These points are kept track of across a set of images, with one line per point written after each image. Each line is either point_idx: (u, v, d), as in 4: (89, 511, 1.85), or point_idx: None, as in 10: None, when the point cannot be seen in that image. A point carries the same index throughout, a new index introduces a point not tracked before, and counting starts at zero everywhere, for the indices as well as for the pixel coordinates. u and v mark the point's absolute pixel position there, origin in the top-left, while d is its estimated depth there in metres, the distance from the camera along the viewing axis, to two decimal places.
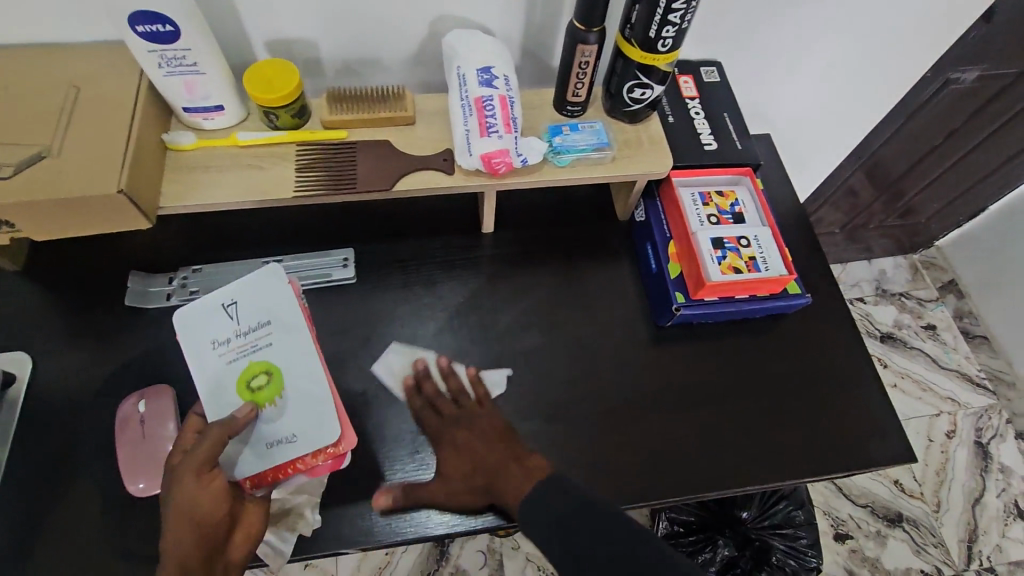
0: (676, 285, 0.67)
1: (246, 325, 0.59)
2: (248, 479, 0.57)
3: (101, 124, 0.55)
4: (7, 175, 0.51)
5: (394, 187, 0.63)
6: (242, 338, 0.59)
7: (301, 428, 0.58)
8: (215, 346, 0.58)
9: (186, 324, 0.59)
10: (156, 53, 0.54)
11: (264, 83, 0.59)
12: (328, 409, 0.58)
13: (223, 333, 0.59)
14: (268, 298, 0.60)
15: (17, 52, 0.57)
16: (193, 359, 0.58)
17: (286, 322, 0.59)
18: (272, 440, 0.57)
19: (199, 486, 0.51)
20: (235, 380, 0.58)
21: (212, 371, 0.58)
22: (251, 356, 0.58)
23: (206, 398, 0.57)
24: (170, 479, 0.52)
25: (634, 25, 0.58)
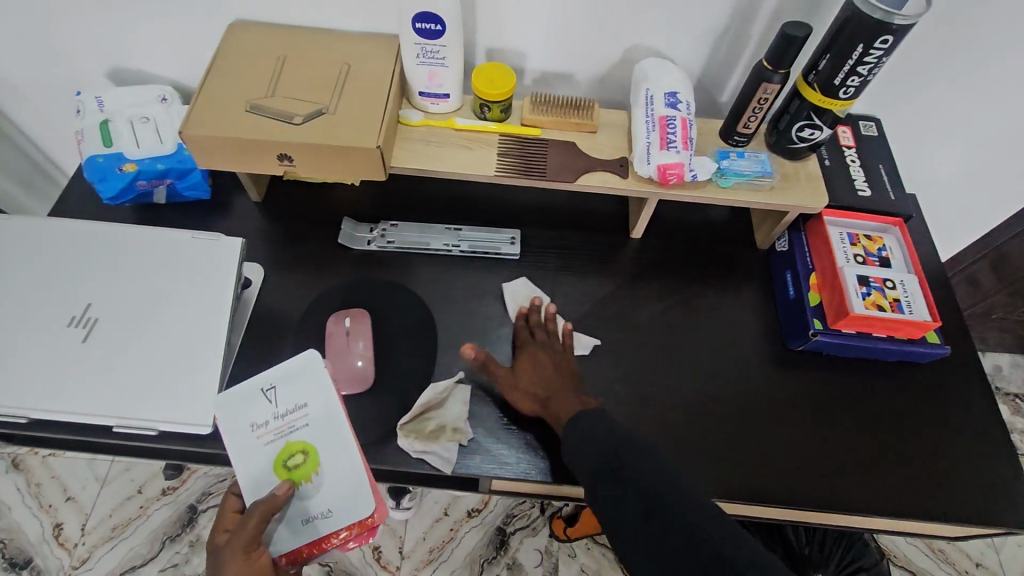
0: (815, 312, 0.72)
1: (284, 406, 0.61)
2: (283, 555, 0.59)
3: (366, 94, 0.69)
4: (297, 122, 0.66)
5: (576, 181, 0.72)
6: (279, 420, 0.61)
7: (336, 503, 0.60)
8: (252, 430, 0.60)
9: (223, 408, 0.60)
10: (420, 45, 0.67)
11: (488, 80, 0.71)
12: (362, 486, 0.61)
13: (260, 416, 0.61)
14: (306, 381, 0.62)
15: (310, 33, 0.73)
16: (232, 441, 0.60)
17: (323, 401, 0.62)
18: (306, 516, 0.59)
19: (248, 565, 0.55)
20: (272, 462, 0.60)
21: (251, 451, 0.60)
22: (288, 437, 0.60)
23: (245, 482, 0.59)
24: (219, 560, 0.55)
25: (820, 72, 0.65)
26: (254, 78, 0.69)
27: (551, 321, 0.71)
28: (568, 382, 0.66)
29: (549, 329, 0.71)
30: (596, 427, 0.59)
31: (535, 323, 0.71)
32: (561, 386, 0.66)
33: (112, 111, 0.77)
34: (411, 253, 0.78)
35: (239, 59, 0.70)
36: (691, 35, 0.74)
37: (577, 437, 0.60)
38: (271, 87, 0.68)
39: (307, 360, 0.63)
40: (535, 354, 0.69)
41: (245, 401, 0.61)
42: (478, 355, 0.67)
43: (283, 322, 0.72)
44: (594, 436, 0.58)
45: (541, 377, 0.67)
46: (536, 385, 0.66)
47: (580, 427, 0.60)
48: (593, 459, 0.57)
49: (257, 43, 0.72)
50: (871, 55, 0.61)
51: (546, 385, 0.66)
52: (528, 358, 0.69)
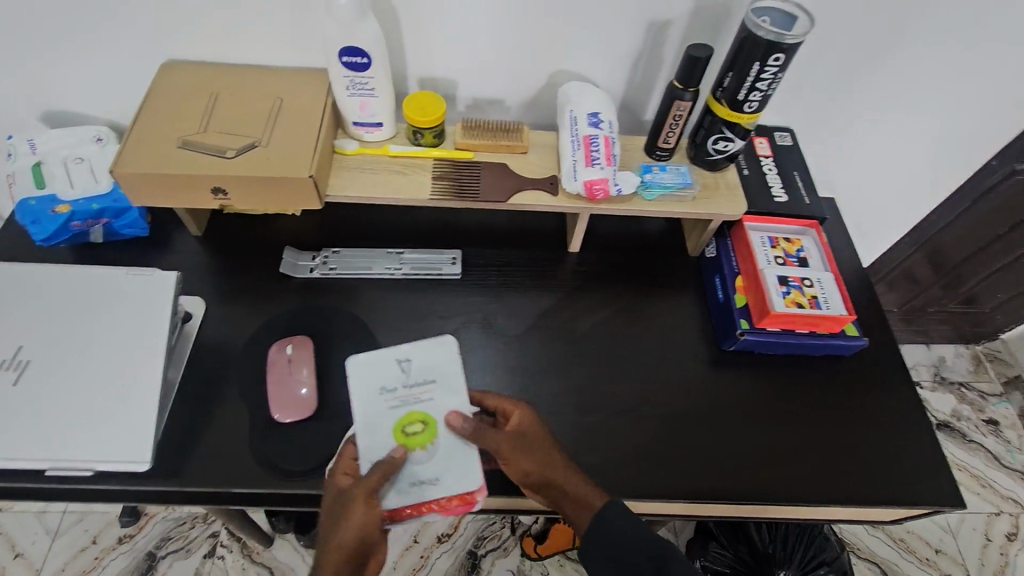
0: (741, 313, 0.76)
1: (414, 376, 0.64)
2: (389, 511, 0.59)
3: (298, 126, 0.71)
4: (230, 156, 0.67)
5: (508, 200, 0.75)
6: (409, 389, 0.63)
7: (444, 473, 0.60)
8: (383, 393, 0.63)
9: (360, 368, 0.63)
10: (348, 77, 0.70)
11: (419, 108, 0.74)
12: (472, 462, 0.61)
13: (391, 381, 0.63)
14: (436, 359, 0.65)
15: (242, 70, 0.76)
16: (360, 400, 0.62)
17: (448, 377, 0.64)
18: (416, 479, 0.60)
19: (367, 514, 0.56)
20: (393, 424, 0.61)
21: (375, 411, 0.62)
22: (412, 405, 0.63)
23: (363, 437, 0.61)
24: (344, 501, 0.57)
25: (725, 89, 0.70)
26: (185, 115, 0.70)
27: (524, 405, 0.65)
28: (570, 464, 0.64)
29: (527, 412, 0.64)
30: (624, 527, 0.61)
31: (512, 409, 0.64)
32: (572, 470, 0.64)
33: (45, 153, 0.77)
34: (353, 278, 0.79)
35: (169, 97, 0.72)
36: (609, 58, 0.79)
37: (599, 543, 0.61)
38: (203, 122, 0.70)
39: (444, 342, 0.66)
40: (534, 444, 0.63)
41: (379, 367, 0.64)
42: (462, 419, 0.61)
43: (224, 353, 0.72)
44: (621, 536, 0.61)
45: (551, 466, 0.63)
46: (548, 475, 0.62)
47: (608, 522, 0.61)
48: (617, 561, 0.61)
49: (189, 81, 0.73)
50: (767, 72, 0.66)
51: (557, 478, 0.63)
52: (524, 453, 0.62)
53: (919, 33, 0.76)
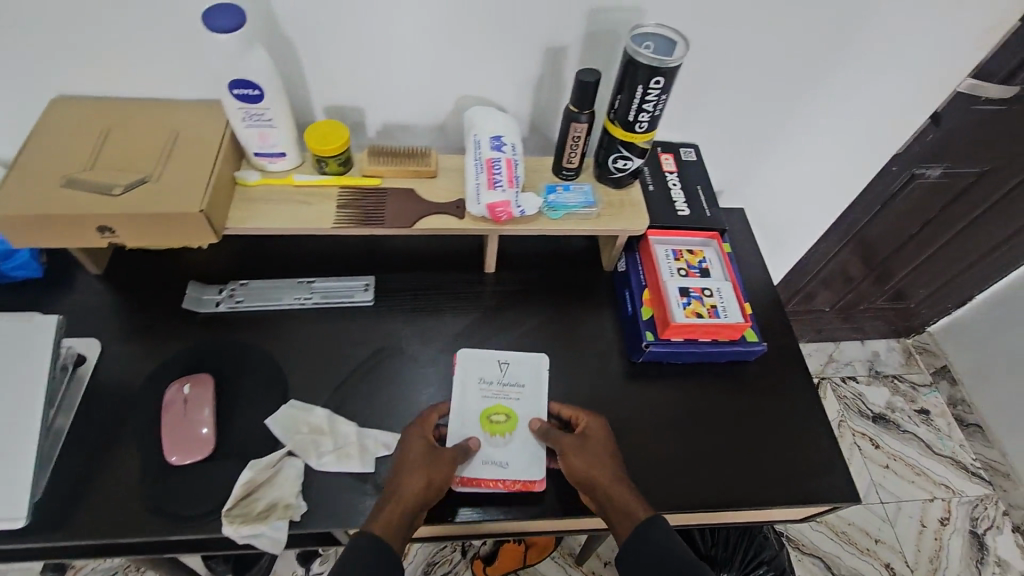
0: (647, 325, 0.77)
1: (509, 377, 0.75)
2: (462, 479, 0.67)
3: (192, 161, 0.70)
4: (117, 193, 0.66)
5: (414, 226, 0.75)
6: (501, 385, 0.74)
7: (514, 461, 0.69)
8: (481, 384, 0.74)
9: (468, 361, 0.75)
10: (242, 109, 0.69)
11: (321, 137, 0.74)
12: (541, 456, 0.70)
13: (488, 376, 0.75)
14: (526, 368, 0.76)
15: (137, 105, 0.74)
16: (462, 386, 0.73)
17: (535, 387, 0.75)
18: (490, 460, 0.69)
19: (444, 474, 0.65)
20: (482, 410, 0.72)
21: (470, 396, 0.73)
22: (501, 399, 0.73)
23: (455, 417, 0.71)
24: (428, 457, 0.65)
25: (617, 110, 0.72)
26: (71, 152, 0.68)
27: (599, 417, 0.72)
28: (625, 477, 0.67)
29: (598, 419, 0.71)
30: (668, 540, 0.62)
31: (584, 417, 0.72)
32: (623, 480, 0.66)
33: None
34: (262, 310, 0.78)
35: (54, 135, 0.70)
36: (511, 82, 0.81)
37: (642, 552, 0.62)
38: (90, 160, 0.68)
39: (538, 356, 0.78)
40: (594, 447, 0.68)
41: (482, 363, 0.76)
42: (542, 423, 0.71)
43: (121, 395, 0.70)
44: (667, 551, 0.61)
45: (601, 471, 0.67)
46: (600, 479, 0.66)
47: (649, 535, 0.62)
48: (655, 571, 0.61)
49: (77, 117, 0.72)
50: (651, 94, 0.69)
51: (607, 484, 0.66)
52: (582, 453, 0.68)
53: (801, 52, 0.80)
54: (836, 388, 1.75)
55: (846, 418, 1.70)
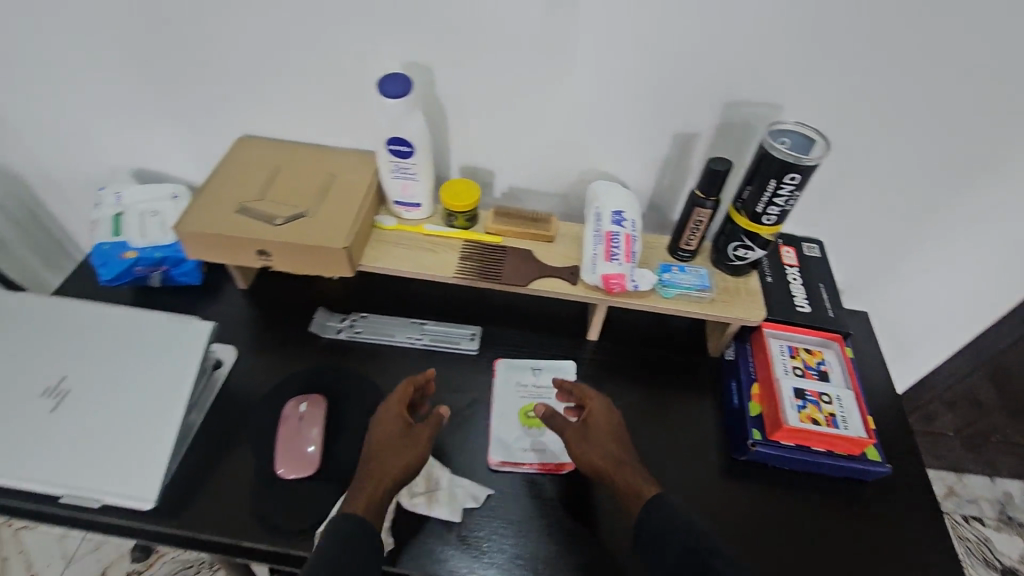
0: (754, 422, 0.74)
1: (542, 382, 0.81)
2: (498, 460, 0.72)
3: (343, 202, 0.79)
4: (277, 223, 0.75)
5: (528, 286, 0.78)
6: (537, 388, 0.80)
7: (548, 448, 0.74)
8: (517, 386, 0.80)
9: (507, 366, 0.82)
10: (394, 162, 0.77)
11: (455, 194, 0.80)
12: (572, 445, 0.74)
13: (525, 379, 0.81)
14: (559, 372, 0.82)
15: (304, 149, 0.85)
16: (502, 387, 0.80)
17: None
18: (525, 447, 0.74)
19: (414, 456, 0.66)
20: (518, 407, 0.77)
21: (507, 395, 0.79)
22: (537, 399, 0.79)
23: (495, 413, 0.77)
24: (398, 440, 0.67)
25: (745, 201, 0.72)
26: (247, 184, 0.79)
27: (603, 400, 0.74)
28: (628, 460, 0.68)
29: (599, 403, 0.73)
30: (671, 523, 0.59)
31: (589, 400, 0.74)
32: (627, 462, 0.67)
33: (126, 206, 0.88)
34: (375, 344, 0.83)
35: (239, 168, 0.81)
36: (638, 160, 0.83)
37: (649, 536, 0.59)
38: (261, 191, 0.78)
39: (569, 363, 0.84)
40: (594, 430, 0.70)
41: (518, 368, 0.82)
42: (548, 410, 0.72)
43: (245, 403, 0.76)
44: (668, 537, 0.58)
45: (603, 453, 0.68)
46: (601, 463, 0.67)
47: (651, 517, 0.60)
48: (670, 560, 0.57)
49: (256, 155, 0.83)
50: (783, 189, 0.68)
51: (609, 468, 0.67)
52: (584, 441, 0.69)
53: (950, 161, 0.76)
54: (957, 526, 1.52)
55: (967, 564, 1.46)
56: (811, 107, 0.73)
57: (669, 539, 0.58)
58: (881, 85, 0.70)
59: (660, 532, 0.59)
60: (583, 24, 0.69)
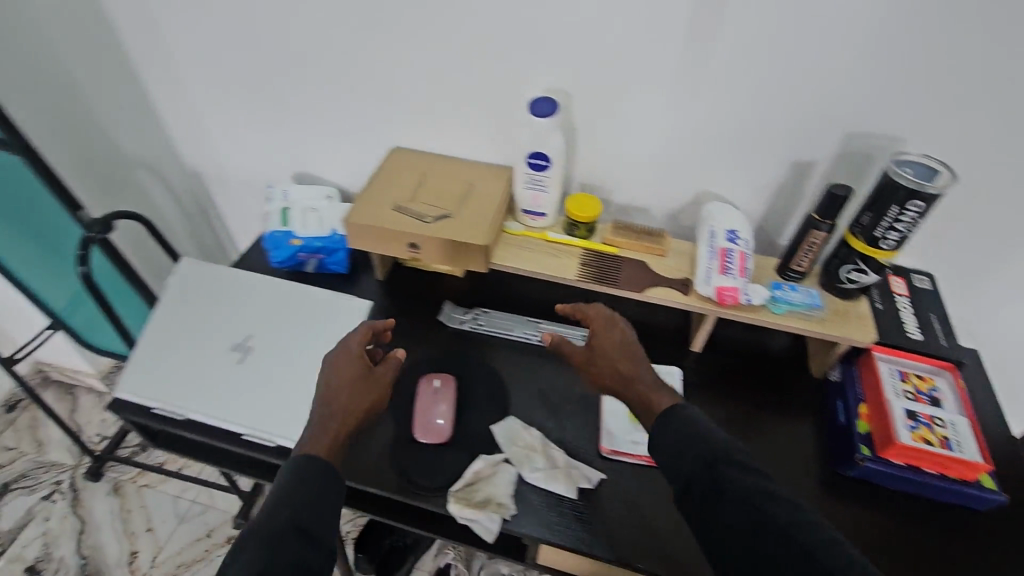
0: (863, 439, 0.76)
1: None
2: (610, 447, 0.78)
3: (482, 207, 0.89)
4: (429, 222, 0.86)
5: (644, 292, 0.84)
6: None
7: None
8: None
9: None
10: (529, 175, 0.87)
11: (580, 206, 0.89)
12: None
13: None
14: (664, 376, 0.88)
15: (447, 160, 0.97)
16: None
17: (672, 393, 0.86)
18: (635, 440, 0.79)
19: (378, 398, 0.72)
20: None
21: None
22: None
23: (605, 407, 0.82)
24: (361, 383, 0.72)
25: (862, 226, 0.76)
26: (400, 187, 0.92)
27: (605, 313, 0.79)
28: (633, 376, 0.74)
29: (599, 324, 0.79)
30: (685, 434, 0.64)
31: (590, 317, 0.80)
32: (637, 374, 0.74)
33: (292, 201, 1.02)
34: (496, 336, 0.92)
35: (393, 172, 0.94)
36: (752, 185, 0.89)
37: (665, 448, 0.64)
38: (412, 193, 0.90)
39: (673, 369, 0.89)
40: (601, 352, 0.78)
41: None
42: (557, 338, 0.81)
43: None
44: (684, 448, 0.63)
45: (612, 369, 0.76)
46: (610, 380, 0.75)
47: (665, 430, 0.65)
48: (685, 467, 0.61)
49: (407, 163, 0.96)
50: (904, 216, 0.72)
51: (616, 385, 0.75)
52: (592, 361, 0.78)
53: None
54: None
55: None
56: (933, 142, 0.77)
57: (686, 448, 0.63)
58: (1006, 124, 0.73)
59: (677, 442, 0.64)
60: (717, 59, 0.77)
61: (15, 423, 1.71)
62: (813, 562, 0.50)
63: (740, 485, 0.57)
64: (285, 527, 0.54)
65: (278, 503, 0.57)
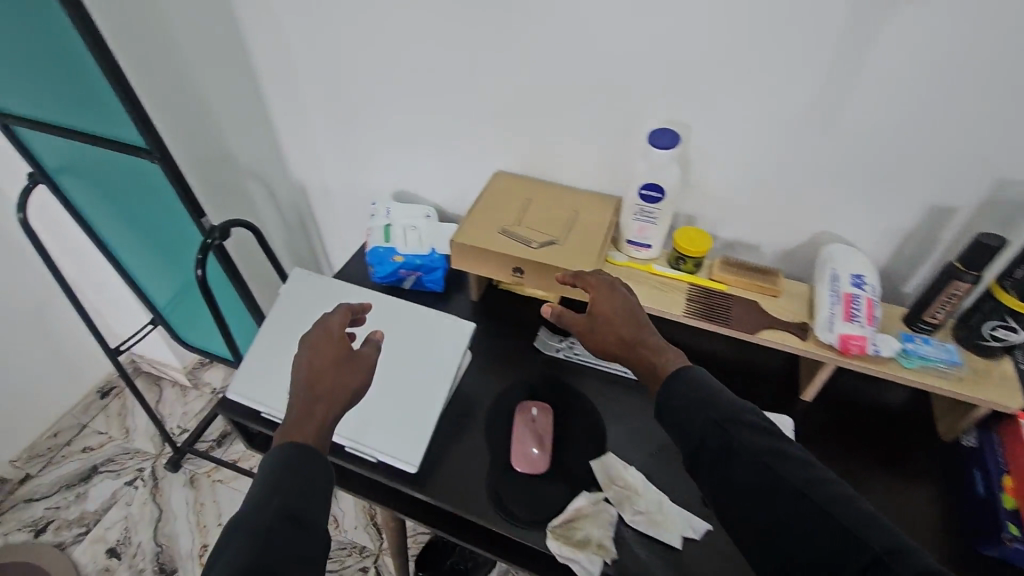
0: (1009, 515, 0.69)
1: None
2: None
3: (588, 236, 0.89)
4: (535, 247, 0.86)
5: (758, 334, 0.80)
6: None
7: None
8: None
9: None
10: (639, 206, 0.85)
11: (689, 240, 0.86)
12: None
13: None
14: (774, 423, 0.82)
15: (551, 186, 0.97)
16: None
17: None
18: None
19: (357, 378, 0.70)
20: None
21: None
22: None
23: None
24: (339, 364, 0.70)
25: (1016, 280, 0.69)
26: (505, 210, 0.92)
27: (606, 285, 0.75)
28: (641, 345, 0.69)
29: (601, 290, 0.75)
30: (696, 395, 0.62)
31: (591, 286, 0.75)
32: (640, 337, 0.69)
33: (393, 219, 1.04)
34: (592, 366, 0.89)
35: (498, 195, 0.95)
36: (880, 228, 0.84)
37: (677, 413, 0.61)
38: (518, 217, 0.90)
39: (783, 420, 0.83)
40: (602, 318, 0.73)
41: None
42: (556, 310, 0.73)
43: (478, 397, 0.85)
44: (698, 411, 0.61)
45: (612, 333, 0.71)
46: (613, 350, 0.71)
47: (680, 393, 0.63)
48: (698, 426, 0.60)
49: (512, 187, 0.96)
50: None
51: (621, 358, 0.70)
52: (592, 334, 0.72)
53: None
54: None
55: None
56: None
57: (699, 409, 0.61)
58: None
59: (690, 405, 0.61)
60: (858, 94, 0.73)
61: (106, 409, 1.81)
62: (829, 518, 0.51)
63: (754, 447, 0.56)
64: (274, 516, 0.54)
65: (265, 491, 0.56)
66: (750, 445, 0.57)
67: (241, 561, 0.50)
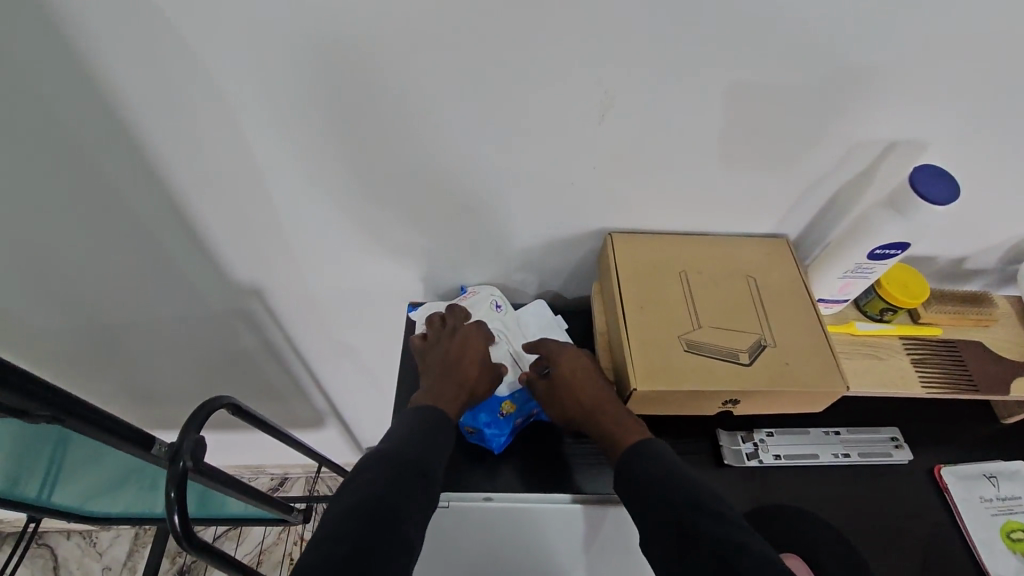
0: None
1: (1005, 493, 0.70)
2: None
3: (792, 313, 0.64)
4: (745, 360, 0.60)
5: (1009, 393, 0.66)
6: (1003, 500, 0.69)
7: None
8: (982, 500, 0.70)
9: (956, 476, 0.71)
10: (859, 264, 0.61)
11: (903, 287, 0.65)
12: None
13: (986, 491, 0.70)
14: (1016, 476, 0.71)
15: (691, 242, 0.69)
16: (966, 506, 0.69)
17: None
18: None
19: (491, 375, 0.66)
20: (998, 529, 0.68)
21: (979, 514, 0.69)
22: (1012, 515, 0.68)
23: (979, 539, 0.67)
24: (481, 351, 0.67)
25: None
26: (668, 305, 0.64)
27: (561, 348, 0.67)
28: (602, 409, 0.61)
29: (564, 352, 0.66)
30: (648, 466, 0.55)
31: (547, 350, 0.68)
32: (605, 405, 0.61)
33: None
34: (799, 468, 0.70)
35: (637, 279, 0.66)
36: None
37: (628, 489, 0.55)
38: (693, 316, 0.63)
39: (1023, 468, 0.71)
40: (563, 385, 0.64)
41: (970, 477, 0.71)
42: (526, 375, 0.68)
43: None
44: (650, 482, 0.53)
45: (574, 402, 0.64)
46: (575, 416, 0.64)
47: (633, 465, 0.55)
48: (653, 504, 0.52)
49: (646, 260, 0.67)
50: None
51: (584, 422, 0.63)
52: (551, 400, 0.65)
53: None
54: None
55: None
56: None
57: (650, 485, 0.53)
58: None
59: (639, 478, 0.54)
60: None
61: None
62: None
63: (703, 527, 0.48)
64: (404, 459, 0.52)
65: (399, 439, 0.55)
66: (706, 525, 0.48)
67: (355, 500, 0.47)
